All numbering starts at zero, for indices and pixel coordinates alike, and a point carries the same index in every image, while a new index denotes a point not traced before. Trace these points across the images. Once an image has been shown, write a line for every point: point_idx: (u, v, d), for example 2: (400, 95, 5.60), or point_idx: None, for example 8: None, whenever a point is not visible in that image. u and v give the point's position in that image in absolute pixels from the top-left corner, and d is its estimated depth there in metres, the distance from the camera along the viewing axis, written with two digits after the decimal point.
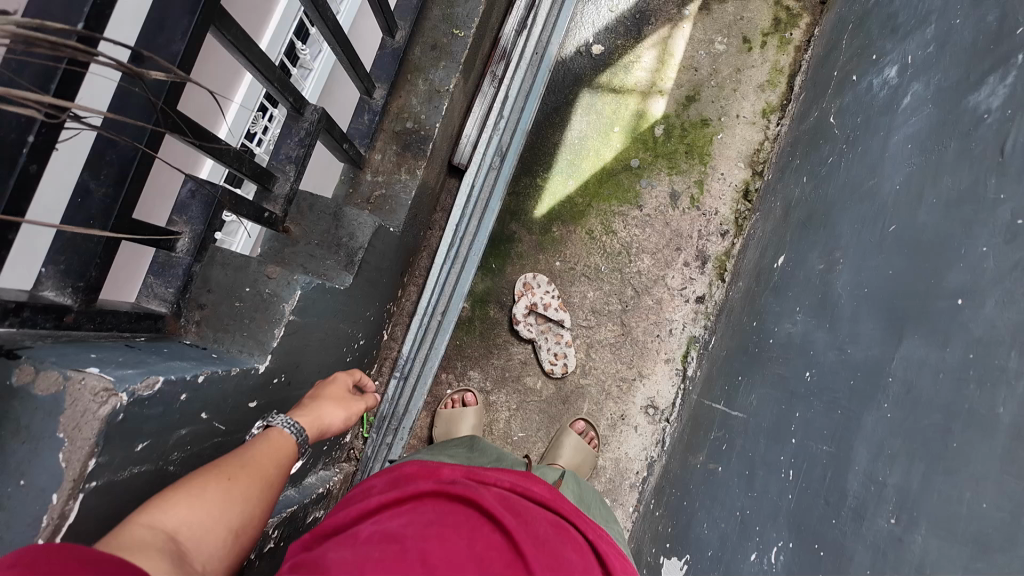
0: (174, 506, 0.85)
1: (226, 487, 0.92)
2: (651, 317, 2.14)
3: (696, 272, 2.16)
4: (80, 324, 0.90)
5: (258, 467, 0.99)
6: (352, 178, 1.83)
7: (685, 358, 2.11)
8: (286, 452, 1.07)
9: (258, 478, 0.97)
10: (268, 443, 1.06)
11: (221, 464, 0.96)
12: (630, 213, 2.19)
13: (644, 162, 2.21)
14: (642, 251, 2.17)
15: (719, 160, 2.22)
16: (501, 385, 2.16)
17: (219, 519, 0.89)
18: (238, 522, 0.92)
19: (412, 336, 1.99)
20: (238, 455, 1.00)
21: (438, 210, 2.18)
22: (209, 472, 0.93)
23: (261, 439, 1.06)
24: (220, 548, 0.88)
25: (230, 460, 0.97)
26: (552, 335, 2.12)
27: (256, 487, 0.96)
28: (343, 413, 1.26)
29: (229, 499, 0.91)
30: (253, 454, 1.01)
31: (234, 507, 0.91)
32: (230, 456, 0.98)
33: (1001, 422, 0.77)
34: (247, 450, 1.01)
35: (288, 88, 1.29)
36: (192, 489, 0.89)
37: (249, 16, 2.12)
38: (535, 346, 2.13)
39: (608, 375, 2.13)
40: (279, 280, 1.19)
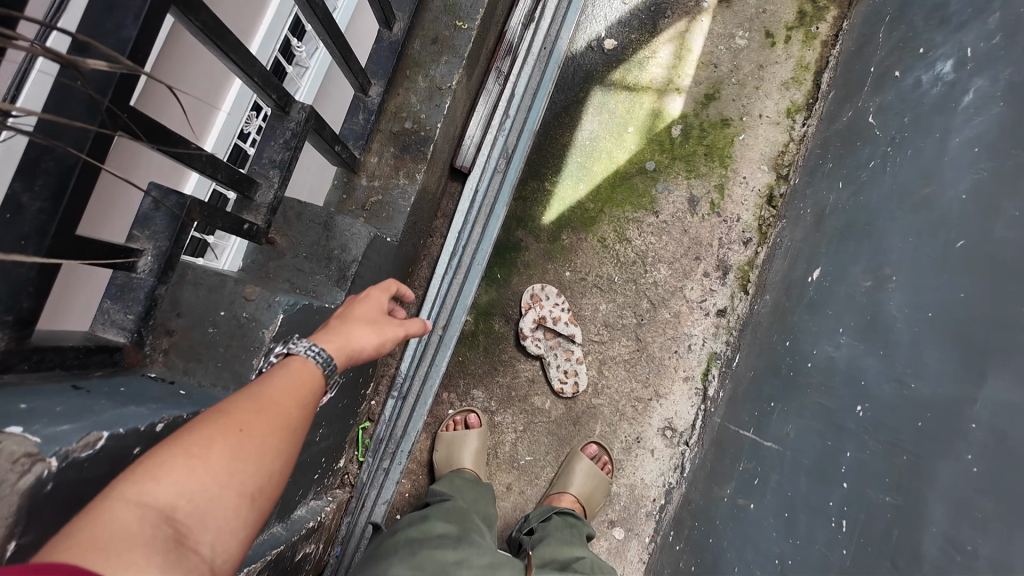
0: (166, 474, 0.67)
1: (233, 442, 0.72)
2: (668, 332, 1.99)
3: (717, 283, 2.01)
4: (14, 364, 0.75)
5: (274, 413, 0.78)
6: (346, 183, 1.69)
7: (706, 376, 1.96)
8: (311, 388, 0.86)
9: (275, 426, 0.77)
10: (288, 376, 0.85)
11: (229, 410, 0.76)
12: (646, 220, 2.04)
13: (660, 164, 2.06)
14: (659, 261, 2.02)
15: (740, 163, 2.07)
16: (506, 405, 2.00)
17: (228, 482, 0.70)
18: (255, 482, 0.72)
19: (412, 351, 1.86)
20: (249, 394, 0.79)
21: (439, 216, 2.05)
22: (212, 423, 0.73)
23: (278, 370, 0.85)
24: (234, 517, 0.70)
25: (240, 404, 0.77)
26: (562, 351, 1.97)
27: (274, 437, 0.76)
28: (380, 336, 1.03)
29: (239, 454, 0.72)
30: (269, 393, 0.80)
31: (245, 467, 0.72)
32: (242, 397, 0.78)
33: None
34: (262, 388, 0.81)
35: (271, 83, 1.14)
36: (191, 448, 0.70)
37: (238, 16, 1.94)
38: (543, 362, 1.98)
39: (622, 394, 1.97)
40: (258, 301, 1.06)
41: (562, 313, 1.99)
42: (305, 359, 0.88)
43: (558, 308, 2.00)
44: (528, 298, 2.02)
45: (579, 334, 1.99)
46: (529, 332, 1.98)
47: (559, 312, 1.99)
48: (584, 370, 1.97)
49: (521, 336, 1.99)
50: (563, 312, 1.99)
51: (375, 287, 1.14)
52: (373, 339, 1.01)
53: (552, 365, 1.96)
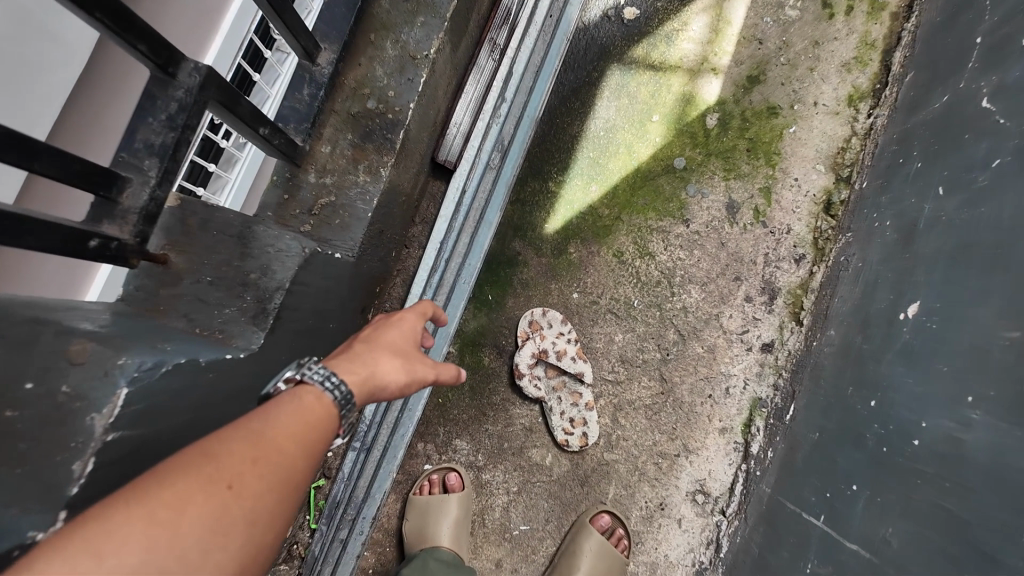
0: (116, 549, 0.50)
1: (218, 507, 0.56)
2: (701, 371, 1.60)
3: (762, 311, 1.62)
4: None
5: (275, 469, 0.62)
6: (289, 179, 1.27)
7: (747, 429, 1.58)
8: (324, 427, 0.71)
9: (274, 486, 0.61)
10: (303, 411, 0.69)
11: (221, 457, 0.59)
12: (673, 230, 1.63)
13: (691, 162, 1.66)
14: (690, 282, 1.62)
15: (791, 162, 1.67)
16: (497, 460, 1.60)
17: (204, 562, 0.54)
18: (238, 560, 0.57)
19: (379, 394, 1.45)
20: (251, 433, 0.63)
21: (417, 222, 1.65)
22: (197, 473, 0.57)
23: (289, 399, 0.69)
24: None
25: (238, 449, 0.61)
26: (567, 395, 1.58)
27: (270, 501, 0.61)
28: (407, 373, 0.85)
29: (223, 525, 0.56)
30: (275, 436, 0.64)
31: (227, 544, 0.56)
32: (242, 437, 0.62)
33: None
34: (266, 429, 0.64)
35: (136, 29, 0.74)
36: (162, 510, 0.53)
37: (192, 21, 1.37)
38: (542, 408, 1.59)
39: (641, 449, 1.58)
40: (90, 366, 0.69)
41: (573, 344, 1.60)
42: (321, 393, 0.73)
43: (563, 337, 1.60)
44: (526, 326, 1.63)
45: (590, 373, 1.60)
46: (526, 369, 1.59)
47: (562, 343, 1.60)
48: (595, 418, 1.57)
49: (516, 374, 1.60)
50: (571, 344, 1.60)
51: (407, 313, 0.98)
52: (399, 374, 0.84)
53: (556, 413, 1.57)
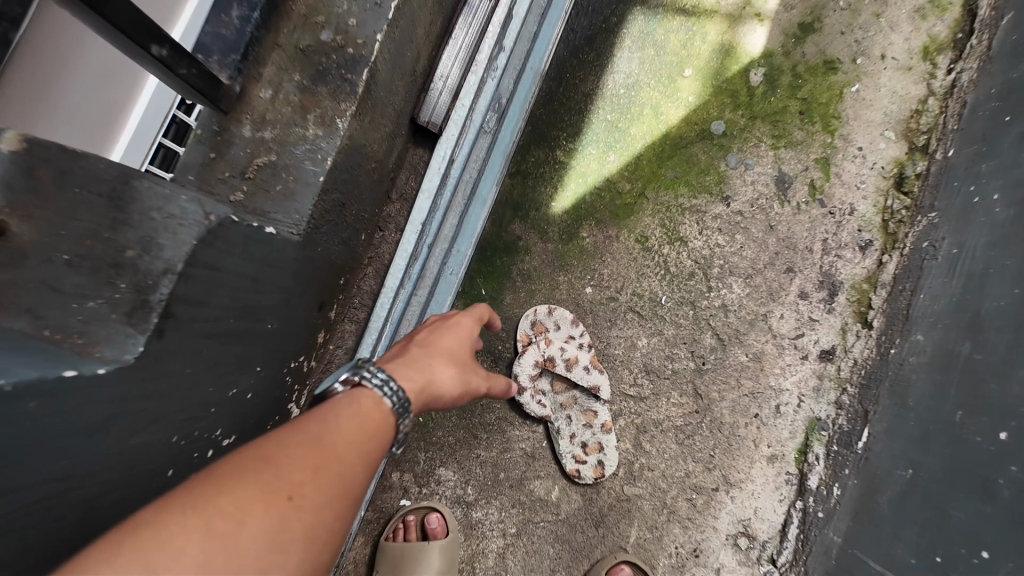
0: (178, 557, 0.49)
1: (277, 519, 0.55)
2: (744, 385, 1.29)
3: (820, 310, 1.31)
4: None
5: (332, 480, 0.60)
6: (217, 133, 0.97)
7: (803, 458, 1.27)
8: (380, 437, 0.70)
9: (330, 500, 0.59)
10: (361, 416, 0.69)
11: (280, 464, 0.58)
12: (710, 210, 1.32)
13: (732, 126, 1.35)
14: (731, 274, 1.31)
15: (853, 127, 1.36)
16: (491, 493, 1.29)
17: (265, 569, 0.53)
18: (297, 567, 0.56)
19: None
20: (311, 440, 0.62)
21: (394, 198, 1.32)
22: (255, 479, 0.56)
23: (347, 404, 0.69)
24: None
25: (295, 457, 0.59)
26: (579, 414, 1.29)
27: (326, 513, 0.58)
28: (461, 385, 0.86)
29: (281, 538, 0.54)
30: (332, 444, 0.63)
31: (283, 560, 0.54)
32: (300, 444, 0.61)
33: None
34: (325, 437, 0.63)
35: None
36: (221, 520, 0.52)
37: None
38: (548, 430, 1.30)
39: (670, 481, 1.27)
40: None
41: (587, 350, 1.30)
42: (379, 399, 0.72)
43: (573, 341, 1.30)
44: (528, 328, 1.32)
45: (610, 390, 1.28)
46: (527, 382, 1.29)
47: (572, 349, 1.30)
48: (614, 442, 1.27)
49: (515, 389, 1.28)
50: (584, 351, 1.30)
51: (461, 318, 0.99)
52: (452, 384, 0.85)
53: (566, 436, 1.27)
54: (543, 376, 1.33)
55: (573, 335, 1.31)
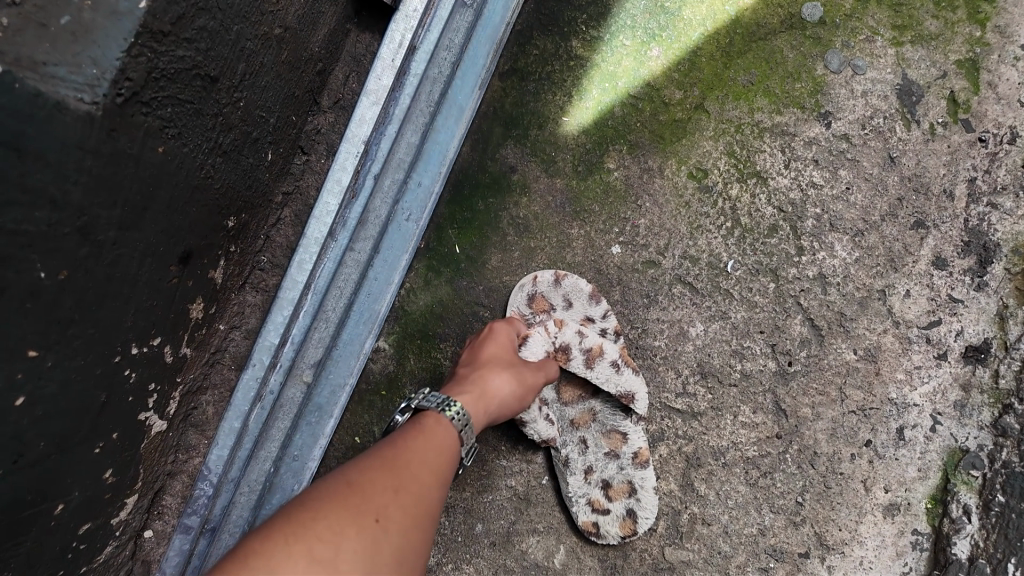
0: None
1: (369, 545, 0.48)
2: (850, 397, 0.85)
3: (965, 286, 0.86)
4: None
5: (418, 502, 0.54)
6: None
7: (937, 509, 0.83)
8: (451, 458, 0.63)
9: (415, 525, 0.53)
10: (431, 431, 0.63)
11: (363, 487, 0.52)
12: (802, 133, 0.88)
13: (833, 9, 0.91)
14: (831, 230, 0.87)
15: (1017, 14, 0.90)
16: (466, 554, 0.86)
17: None
18: None
19: (252, 416, 0.82)
20: (383, 457, 0.57)
21: (327, 106, 0.88)
22: (340, 504, 0.50)
23: (416, 428, 0.63)
24: None
25: (376, 478, 0.54)
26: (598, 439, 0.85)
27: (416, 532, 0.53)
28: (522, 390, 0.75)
29: (375, 566, 0.48)
30: (409, 458, 0.58)
31: None
32: (376, 463, 0.56)
33: None
34: (405, 454, 0.58)
35: None
36: (316, 549, 0.46)
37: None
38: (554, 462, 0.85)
39: (737, 541, 0.84)
40: None
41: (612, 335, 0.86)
42: (441, 419, 0.65)
43: (590, 325, 0.86)
44: (523, 305, 0.87)
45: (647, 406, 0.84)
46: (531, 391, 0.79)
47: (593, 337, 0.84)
48: (652, 481, 0.84)
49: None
50: (609, 340, 0.85)
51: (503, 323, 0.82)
52: (508, 390, 0.73)
53: (585, 472, 0.85)
54: None
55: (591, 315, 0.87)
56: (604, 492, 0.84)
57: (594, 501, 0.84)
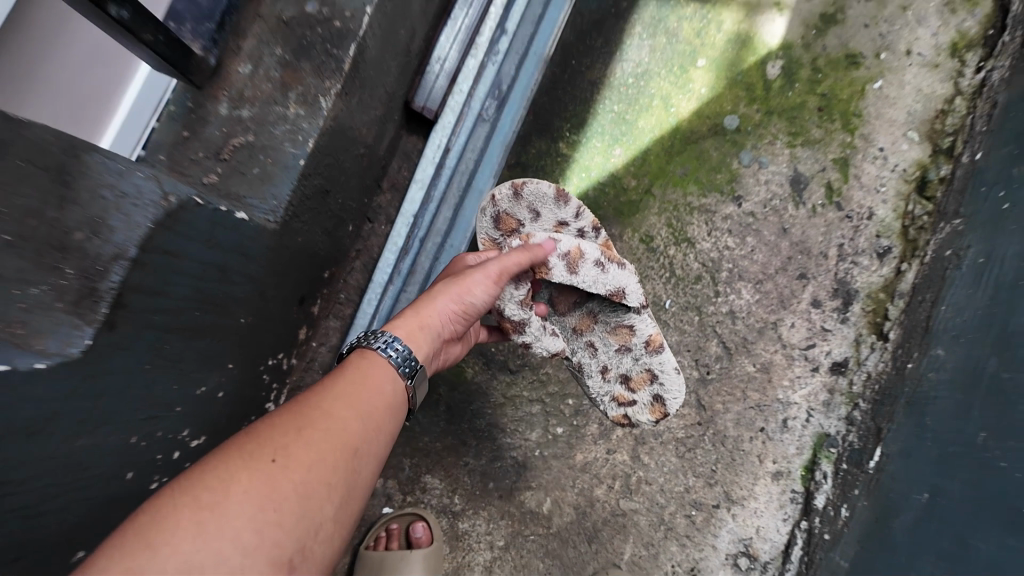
0: (173, 536, 0.50)
1: (267, 480, 0.56)
2: (750, 397, 1.22)
3: (833, 319, 1.23)
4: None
5: (323, 439, 0.62)
6: (189, 108, 0.91)
7: (809, 475, 1.19)
8: (370, 397, 0.71)
9: (319, 458, 0.61)
10: (357, 378, 0.72)
11: (263, 435, 0.60)
12: (721, 210, 1.25)
13: (747, 121, 1.27)
14: (739, 280, 1.24)
15: (875, 126, 1.28)
16: (481, 504, 1.23)
17: (260, 537, 0.53)
18: (296, 535, 0.56)
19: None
20: (296, 406, 0.66)
21: (385, 188, 1.25)
22: (240, 452, 0.58)
23: (337, 374, 0.72)
24: None
25: (279, 426, 0.62)
26: (602, 343, 1.07)
27: (325, 467, 0.61)
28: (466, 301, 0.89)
29: (272, 496, 0.56)
30: (320, 404, 0.66)
31: (279, 517, 0.55)
32: (283, 414, 0.64)
33: None
34: (315, 401, 0.66)
35: None
36: (205, 495, 0.53)
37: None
38: (576, 370, 1.10)
39: (669, 496, 1.21)
40: None
41: (584, 229, 1.06)
42: (368, 351, 0.77)
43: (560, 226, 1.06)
44: (492, 228, 1.06)
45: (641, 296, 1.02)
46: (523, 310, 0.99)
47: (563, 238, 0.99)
48: (668, 361, 1.04)
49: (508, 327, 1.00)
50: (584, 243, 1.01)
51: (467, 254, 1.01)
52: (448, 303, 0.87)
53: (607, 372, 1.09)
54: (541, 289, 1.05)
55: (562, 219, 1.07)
56: (625, 381, 1.09)
57: (621, 394, 1.09)
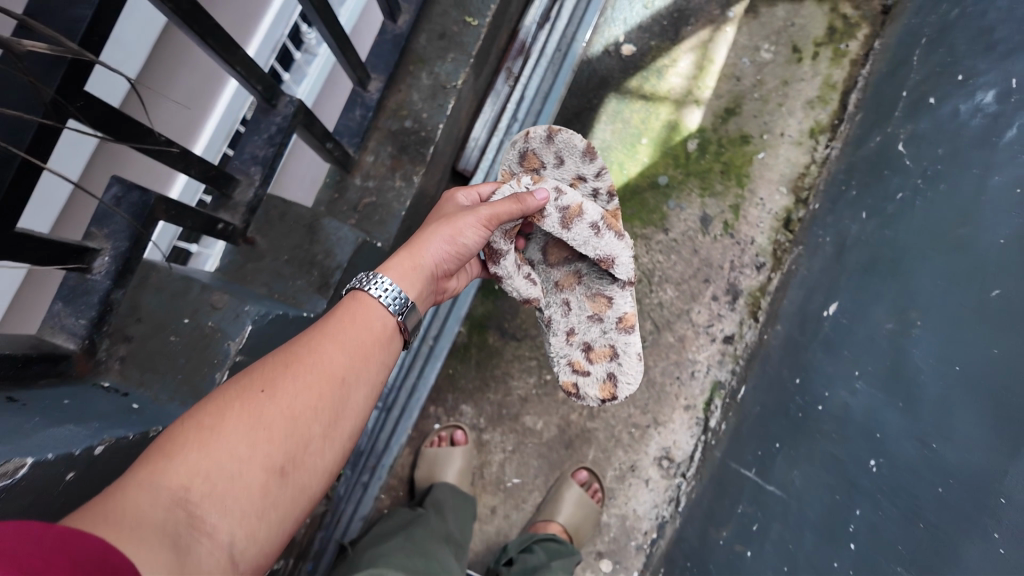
0: (187, 455, 0.79)
1: (256, 409, 0.86)
2: (670, 357, 1.90)
3: (726, 309, 1.91)
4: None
5: (297, 380, 0.91)
6: (339, 181, 1.58)
7: (708, 406, 1.86)
8: (338, 348, 0.98)
9: (291, 396, 0.89)
10: (335, 329, 0.99)
11: (254, 379, 0.90)
12: (655, 237, 1.95)
13: (673, 180, 1.97)
14: (665, 282, 1.93)
15: (758, 183, 1.95)
16: (497, 424, 1.92)
17: (252, 451, 0.83)
18: (279, 452, 0.86)
19: (401, 361, 1.76)
20: (283, 355, 0.94)
21: None
22: (236, 392, 0.87)
23: (318, 326, 1.00)
24: (259, 485, 0.83)
25: (262, 373, 0.91)
26: (578, 307, 1.53)
27: (304, 402, 0.90)
28: (448, 247, 1.19)
29: (259, 420, 0.85)
30: (300, 355, 0.94)
31: (262, 438, 0.84)
32: (271, 362, 0.93)
33: None
34: (296, 349, 0.95)
35: (255, 72, 1.05)
36: (208, 421, 0.82)
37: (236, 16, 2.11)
38: (547, 321, 1.53)
39: (618, 419, 1.89)
40: (224, 310, 0.98)
41: (596, 188, 1.47)
42: (357, 296, 1.06)
43: (580, 178, 1.46)
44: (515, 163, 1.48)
45: (629, 273, 1.43)
46: (507, 248, 1.40)
47: (571, 199, 1.36)
48: (634, 345, 1.46)
49: (489, 258, 1.42)
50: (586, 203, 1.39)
51: (460, 193, 1.33)
52: (438, 249, 1.17)
53: (571, 336, 1.54)
54: (538, 238, 1.53)
55: (584, 175, 1.48)
56: (586, 351, 1.53)
57: (578, 360, 1.53)
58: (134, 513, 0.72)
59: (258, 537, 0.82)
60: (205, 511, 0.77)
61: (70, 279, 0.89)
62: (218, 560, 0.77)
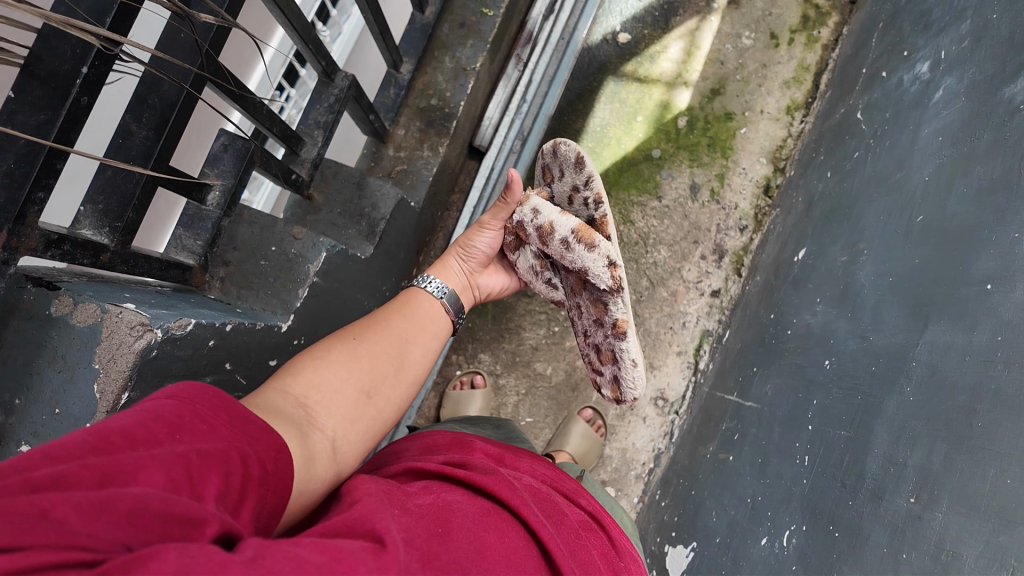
0: (301, 376, 0.89)
1: (351, 347, 0.96)
2: (664, 309, 2.15)
3: (713, 266, 2.15)
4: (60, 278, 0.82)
5: (379, 330, 1.02)
6: (375, 152, 1.83)
7: (698, 351, 2.11)
8: (406, 311, 1.11)
9: (375, 340, 1.00)
10: (396, 307, 1.12)
11: (346, 330, 1.01)
12: (649, 204, 2.20)
13: (666, 153, 2.22)
14: (659, 243, 2.18)
15: (741, 155, 2.20)
16: (511, 369, 2.17)
17: (348, 378, 0.92)
18: (369, 380, 0.95)
19: None
20: (366, 317, 1.06)
21: (456, 191, 2.16)
22: (334, 337, 0.98)
23: (392, 302, 1.13)
24: (353, 405, 0.91)
25: (353, 325, 1.02)
26: (586, 312, 1.44)
27: (383, 347, 1.00)
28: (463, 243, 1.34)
29: (353, 355, 0.95)
30: (380, 317, 1.06)
31: (356, 367, 0.94)
32: (357, 321, 1.05)
33: (1006, 393, 0.81)
34: (376, 314, 1.07)
35: (321, 51, 1.30)
36: (315, 354, 0.93)
37: (254, 31, 2.34)
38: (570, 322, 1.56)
39: None
40: (304, 241, 1.22)
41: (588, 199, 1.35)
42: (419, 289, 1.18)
43: (575, 191, 1.37)
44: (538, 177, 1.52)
45: (608, 280, 1.29)
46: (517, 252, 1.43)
47: (546, 215, 1.29)
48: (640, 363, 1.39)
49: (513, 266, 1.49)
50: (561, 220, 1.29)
51: None
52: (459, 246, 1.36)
53: (586, 337, 1.52)
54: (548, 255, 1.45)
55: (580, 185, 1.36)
56: (597, 352, 1.51)
57: (593, 360, 1.54)
58: (264, 406, 0.81)
59: (352, 445, 0.89)
60: (318, 415, 0.86)
61: (188, 210, 1.13)
62: (326, 455, 0.84)
